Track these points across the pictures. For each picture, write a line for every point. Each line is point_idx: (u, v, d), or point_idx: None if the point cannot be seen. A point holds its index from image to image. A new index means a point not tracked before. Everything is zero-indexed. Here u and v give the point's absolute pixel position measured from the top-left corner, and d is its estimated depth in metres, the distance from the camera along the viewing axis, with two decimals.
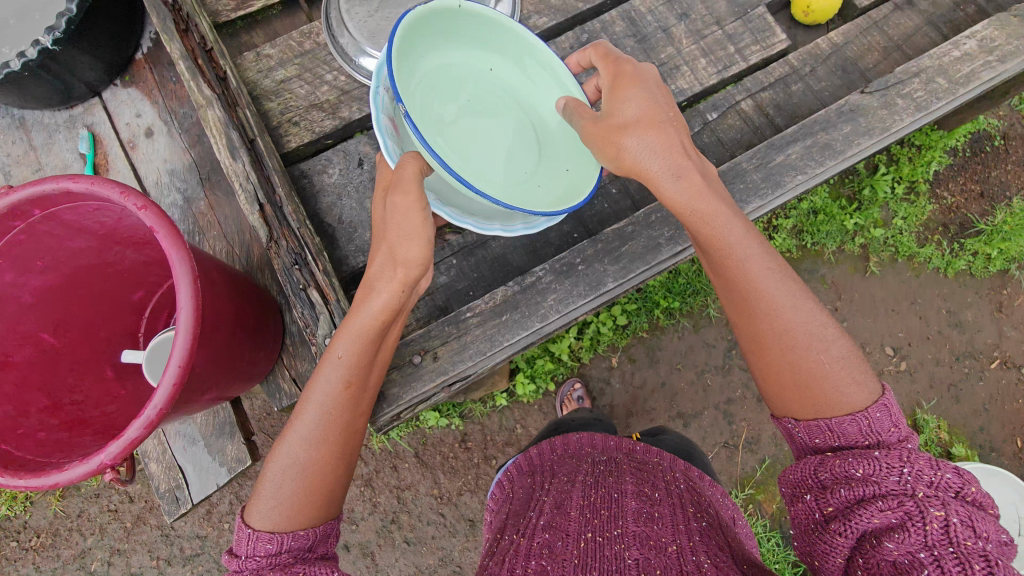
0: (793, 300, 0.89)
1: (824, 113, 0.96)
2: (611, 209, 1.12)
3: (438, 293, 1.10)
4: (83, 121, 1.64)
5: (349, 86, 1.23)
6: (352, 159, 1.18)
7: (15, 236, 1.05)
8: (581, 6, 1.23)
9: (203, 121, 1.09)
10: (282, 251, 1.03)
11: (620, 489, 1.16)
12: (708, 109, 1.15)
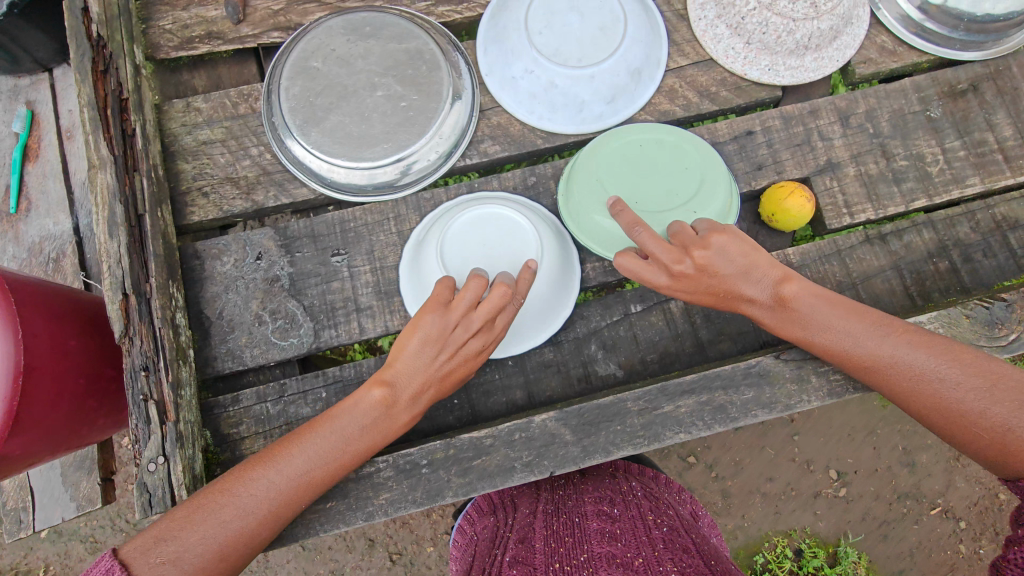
0: (933, 369, 0.81)
1: (728, 369, 0.88)
2: (500, 381, 1.03)
3: (296, 425, 1.03)
4: (26, 95, 1.54)
5: (273, 166, 1.14)
6: (250, 251, 1.09)
7: None
8: (539, 142, 1.15)
9: (91, 183, 0.98)
10: (132, 352, 0.94)
11: (581, 512, 1.12)
12: (633, 299, 1.06)
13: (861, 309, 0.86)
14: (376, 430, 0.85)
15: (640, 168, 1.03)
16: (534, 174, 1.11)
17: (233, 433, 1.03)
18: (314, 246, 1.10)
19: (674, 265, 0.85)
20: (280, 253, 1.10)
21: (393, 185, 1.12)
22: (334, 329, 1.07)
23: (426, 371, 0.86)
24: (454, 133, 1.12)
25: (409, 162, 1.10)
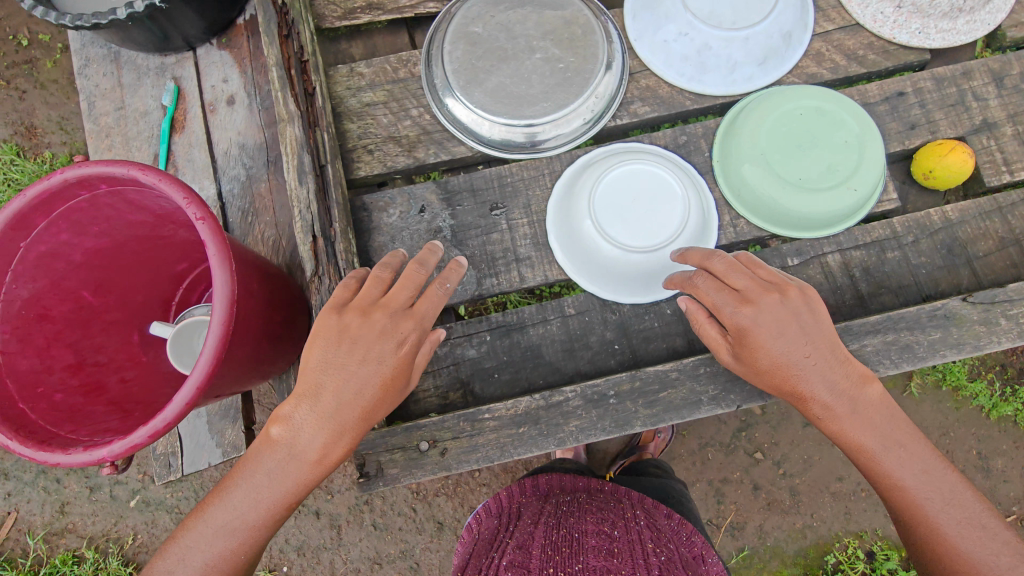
0: (930, 484, 0.89)
1: (917, 311, 0.96)
2: (660, 328, 1.07)
3: (463, 365, 1.08)
4: (173, 73, 1.66)
5: (432, 127, 1.20)
6: (414, 205, 1.16)
7: (79, 203, 1.08)
8: (688, 104, 1.18)
9: (280, 135, 1.08)
10: (322, 289, 1.02)
11: (583, 529, 1.18)
12: (790, 253, 1.09)
13: (898, 418, 0.91)
14: (293, 476, 0.87)
15: (798, 140, 1.06)
16: (687, 133, 1.15)
17: None
18: (474, 200, 1.16)
19: (746, 302, 0.88)
20: (440, 206, 1.15)
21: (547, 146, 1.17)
22: (495, 277, 1.12)
23: (337, 409, 0.86)
24: (607, 96, 1.17)
25: (566, 121, 1.14)
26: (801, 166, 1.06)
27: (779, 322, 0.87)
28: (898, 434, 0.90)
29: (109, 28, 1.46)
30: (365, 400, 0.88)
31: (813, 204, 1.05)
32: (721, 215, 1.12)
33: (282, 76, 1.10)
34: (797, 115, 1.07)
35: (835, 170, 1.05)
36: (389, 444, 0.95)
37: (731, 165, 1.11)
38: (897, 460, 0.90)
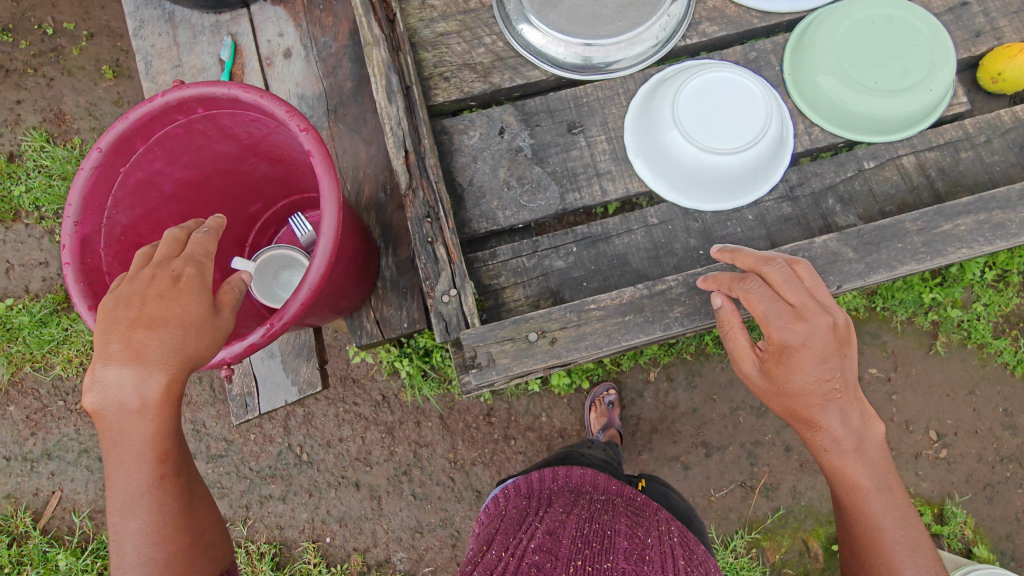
0: (884, 508, 1.35)
1: (926, 211, 1.41)
2: (742, 232, 1.48)
3: (553, 276, 1.47)
4: (228, 30, 1.68)
5: (504, 52, 1.49)
6: (495, 126, 1.46)
7: (173, 130, 1.21)
8: (757, 22, 1.57)
9: (368, 55, 1.25)
10: (416, 201, 1.24)
11: (613, 529, 1.48)
12: (867, 158, 1.54)
13: (870, 464, 1.34)
14: (136, 421, 1.13)
15: (873, 47, 1.47)
16: (757, 49, 1.58)
17: (495, 282, 1.47)
18: (552, 120, 1.48)
19: (799, 320, 1.20)
20: (517, 126, 1.47)
21: (613, 69, 1.50)
22: (577, 192, 1.46)
23: (142, 358, 1.09)
24: (675, 20, 1.50)
25: (637, 41, 1.46)
26: (877, 69, 1.47)
27: (822, 349, 1.20)
28: (871, 471, 1.34)
29: None
30: (158, 348, 1.11)
31: (894, 101, 1.47)
32: (780, 156, 1.50)
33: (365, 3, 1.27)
34: (836, 56, 1.47)
35: (901, 71, 1.46)
36: (501, 336, 1.31)
37: (819, 70, 1.50)
38: (869, 478, 1.34)
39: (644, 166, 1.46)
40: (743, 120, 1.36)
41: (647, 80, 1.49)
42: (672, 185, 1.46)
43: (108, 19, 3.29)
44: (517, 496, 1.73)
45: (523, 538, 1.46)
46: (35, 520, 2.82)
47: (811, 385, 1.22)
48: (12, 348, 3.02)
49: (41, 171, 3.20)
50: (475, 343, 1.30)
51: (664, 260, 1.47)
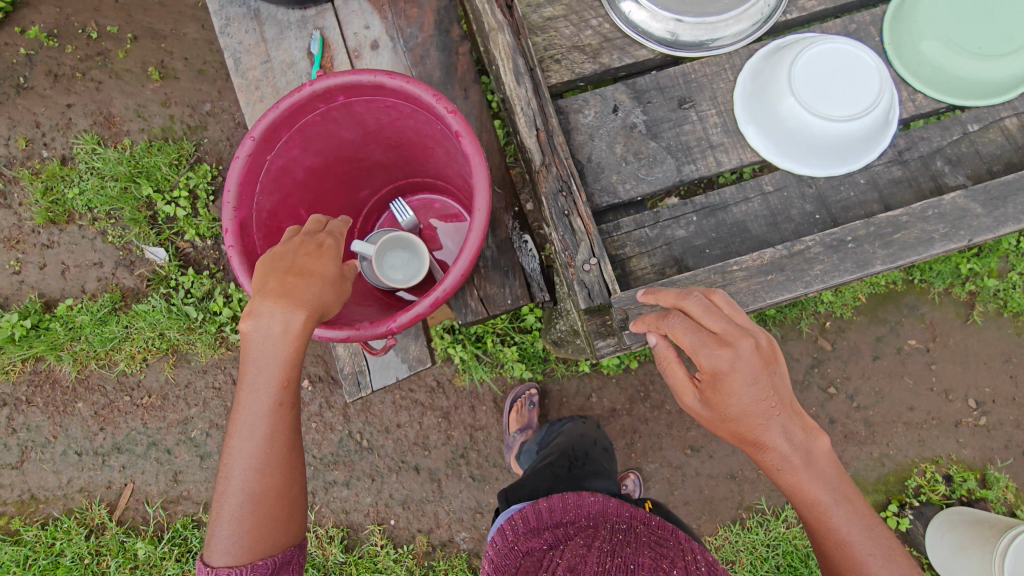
0: (850, 523, 1.34)
1: None
2: (856, 198, 1.71)
3: (676, 245, 1.71)
4: (315, 23, 1.74)
5: (611, 34, 1.70)
6: (609, 104, 1.68)
7: (310, 120, 1.27)
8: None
9: (495, 41, 1.49)
10: (550, 176, 1.51)
11: (637, 562, 1.45)
12: (971, 122, 1.75)
13: (829, 481, 1.36)
14: (277, 350, 1.16)
15: (979, 15, 1.63)
16: (856, 23, 1.79)
17: (620, 252, 1.71)
18: (662, 96, 1.70)
19: (725, 345, 1.28)
20: (631, 104, 1.69)
21: (712, 46, 1.70)
22: (694, 163, 1.69)
23: (294, 296, 1.16)
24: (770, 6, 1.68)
25: (728, 24, 1.65)
26: (979, 33, 1.64)
27: (758, 369, 1.29)
28: (831, 488, 1.35)
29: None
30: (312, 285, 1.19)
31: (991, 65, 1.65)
32: (889, 122, 1.66)
33: None
34: (941, 23, 1.67)
35: (1002, 37, 1.62)
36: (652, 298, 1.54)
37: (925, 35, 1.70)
38: (829, 495, 1.35)
39: (755, 131, 1.68)
40: (846, 103, 1.52)
41: (750, 57, 1.70)
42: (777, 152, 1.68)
43: (150, 21, 3.34)
44: (534, 533, 1.72)
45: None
46: (110, 512, 2.92)
47: (749, 406, 1.29)
48: (76, 346, 3.11)
49: (93, 172, 3.29)
50: (628, 306, 1.54)
51: (782, 224, 1.70)
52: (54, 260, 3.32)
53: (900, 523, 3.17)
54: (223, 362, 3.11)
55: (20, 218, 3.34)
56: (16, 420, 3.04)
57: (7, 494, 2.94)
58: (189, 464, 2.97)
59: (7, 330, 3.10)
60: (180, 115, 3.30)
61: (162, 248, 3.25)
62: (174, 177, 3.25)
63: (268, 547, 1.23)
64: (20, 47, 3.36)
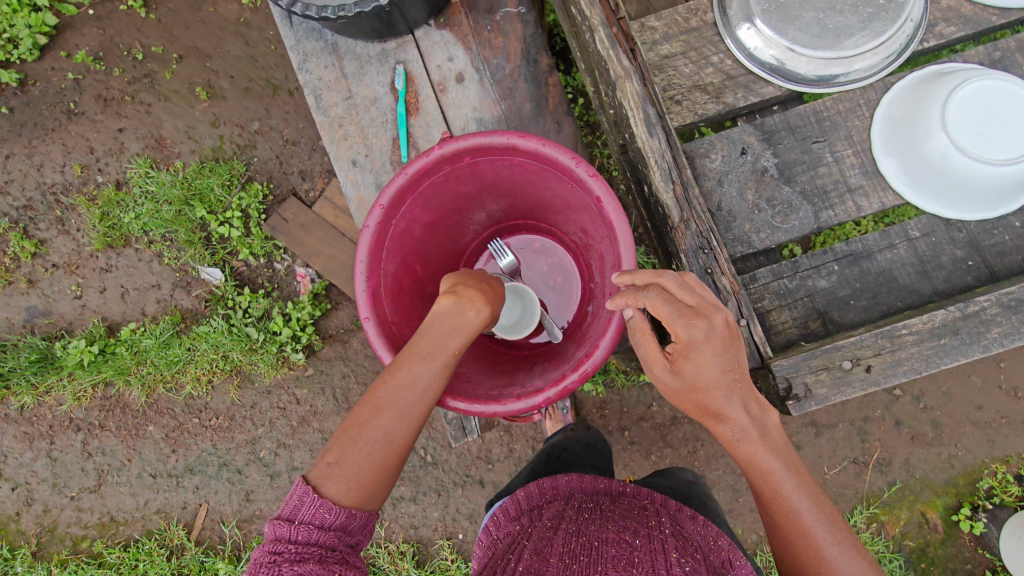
0: (806, 497, 1.29)
1: None
2: (1011, 241, 1.66)
3: (820, 296, 1.69)
4: (395, 57, 1.70)
5: (733, 70, 1.72)
6: (737, 147, 1.70)
7: (434, 180, 1.30)
8: (994, 20, 1.71)
9: (623, 89, 1.41)
10: (690, 234, 1.43)
11: (600, 538, 1.42)
12: None
13: (786, 455, 1.31)
14: (460, 333, 1.26)
15: None
16: (1001, 48, 1.71)
17: (761, 304, 1.69)
18: (793, 137, 1.72)
19: (699, 317, 1.15)
20: (760, 146, 1.71)
21: (838, 82, 1.69)
22: (832, 209, 1.70)
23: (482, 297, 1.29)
24: (894, 51, 1.64)
25: (853, 61, 1.61)
26: None
27: (730, 344, 1.19)
28: (788, 462, 1.30)
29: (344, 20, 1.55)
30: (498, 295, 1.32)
31: None
32: None
33: (608, 35, 1.42)
34: None
35: None
36: (815, 365, 1.50)
37: None
38: (785, 469, 1.29)
39: (892, 163, 1.66)
40: (1003, 148, 1.49)
41: (887, 90, 1.70)
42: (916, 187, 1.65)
43: (194, 39, 3.28)
44: (512, 518, 1.71)
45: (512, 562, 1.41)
46: (188, 532, 3.10)
47: (715, 383, 1.19)
48: (143, 371, 3.16)
49: (147, 197, 3.26)
50: (792, 373, 1.50)
51: (932, 272, 1.67)
52: (112, 284, 3.28)
53: (975, 527, 3.10)
54: (286, 382, 3.14)
55: (78, 244, 3.31)
56: (92, 444, 3.21)
57: (88, 516, 3.17)
58: (259, 483, 3.09)
59: (77, 357, 3.16)
60: (229, 135, 3.25)
61: (217, 268, 3.21)
62: (227, 198, 3.20)
63: (364, 499, 1.23)
64: (67, 71, 3.32)
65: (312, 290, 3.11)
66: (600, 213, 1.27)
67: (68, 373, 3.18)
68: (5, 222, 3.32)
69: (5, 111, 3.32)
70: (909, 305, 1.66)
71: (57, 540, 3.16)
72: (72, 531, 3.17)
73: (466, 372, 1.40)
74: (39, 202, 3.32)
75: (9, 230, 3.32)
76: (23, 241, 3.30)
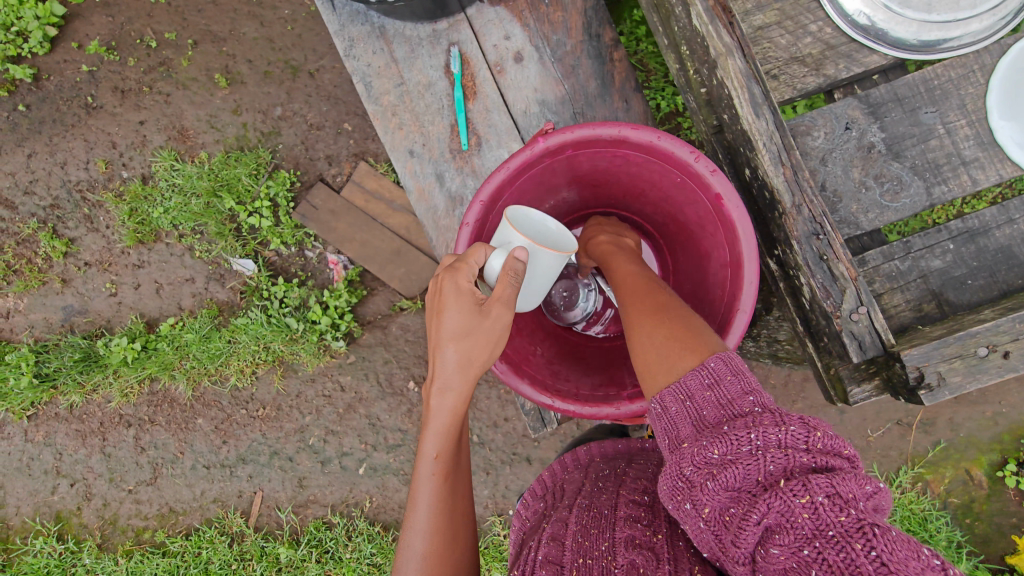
0: (626, 273, 1.32)
1: None
2: None
3: (933, 276, 1.65)
4: (448, 38, 1.73)
5: (834, 39, 1.67)
6: (841, 122, 1.68)
7: (533, 174, 1.34)
8: None
9: (724, 68, 1.41)
10: (802, 220, 1.42)
11: (611, 504, 1.25)
12: None
13: (621, 249, 1.41)
14: (445, 400, 1.18)
15: None
16: None
17: (873, 288, 1.67)
18: (901, 108, 1.67)
19: None
20: (866, 121, 1.68)
21: (942, 48, 1.62)
22: (944, 183, 1.67)
23: (440, 354, 1.17)
24: (1011, 13, 1.58)
25: (961, 24, 1.59)
26: None
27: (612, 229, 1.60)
28: (618, 252, 1.41)
29: (402, 7, 1.57)
30: (466, 340, 1.16)
31: None
32: None
33: (706, 9, 1.41)
34: None
35: None
36: (949, 353, 1.41)
37: None
38: (613, 259, 1.39)
39: (1004, 122, 1.63)
40: None
41: (1004, 53, 1.62)
42: None
43: (207, 23, 3.16)
44: (536, 500, 1.60)
45: (529, 548, 1.25)
46: (245, 519, 3.18)
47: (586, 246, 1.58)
48: (186, 365, 3.16)
49: (175, 190, 3.18)
50: (924, 363, 1.41)
51: None
52: (146, 279, 3.25)
53: (1021, 483, 2.95)
54: (329, 370, 3.14)
55: (109, 241, 3.26)
56: (144, 438, 3.27)
57: (148, 508, 3.25)
58: (312, 469, 3.14)
59: (119, 354, 3.17)
60: (252, 122, 3.16)
61: (249, 259, 3.15)
62: (255, 187, 3.10)
63: None
64: (81, 63, 3.21)
65: (347, 277, 3.07)
66: (714, 206, 1.27)
67: (113, 371, 3.21)
68: (33, 223, 3.27)
69: (22, 109, 3.24)
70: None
71: (119, 532, 3.26)
72: (132, 523, 3.26)
73: (568, 376, 1.45)
74: (65, 201, 3.27)
75: (39, 230, 3.27)
76: (53, 241, 3.25)
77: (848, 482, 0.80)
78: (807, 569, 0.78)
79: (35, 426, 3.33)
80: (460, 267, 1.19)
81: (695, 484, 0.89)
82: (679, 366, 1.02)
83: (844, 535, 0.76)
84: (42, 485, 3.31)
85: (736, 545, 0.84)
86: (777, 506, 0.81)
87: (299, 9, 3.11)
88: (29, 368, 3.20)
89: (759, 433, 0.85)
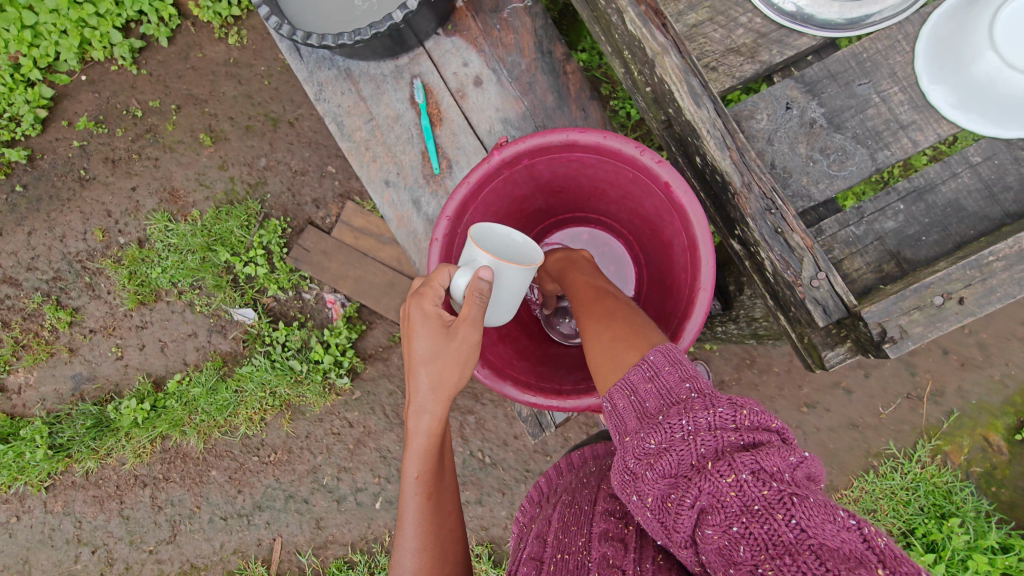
0: (582, 285, 1.37)
1: None
2: None
3: (890, 236, 1.69)
4: (410, 72, 1.82)
5: (764, 28, 1.75)
6: (781, 103, 1.75)
7: (494, 186, 1.40)
8: None
9: (662, 66, 1.48)
10: (756, 198, 1.47)
11: (591, 500, 1.26)
12: None
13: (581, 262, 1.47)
14: (423, 423, 1.23)
15: None
16: None
17: (836, 256, 1.71)
18: (837, 83, 1.73)
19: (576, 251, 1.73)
20: (804, 99, 1.74)
21: (867, 22, 1.71)
22: (887, 148, 1.72)
23: (415, 379, 1.23)
24: None
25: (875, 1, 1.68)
26: None
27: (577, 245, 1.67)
28: (577, 265, 1.46)
29: (363, 48, 1.66)
30: (437, 363, 1.21)
31: None
32: None
33: (637, 13, 1.49)
34: None
35: None
36: (906, 306, 1.44)
37: None
38: (573, 270, 1.45)
39: (932, 88, 1.68)
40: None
41: (925, 21, 1.69)
42: (963, 109, 1.66)
43: (187, 87, 3.29)
44: (531, 505, 1.62)
45: (517, 555, 1.27)
46: (268, 568, 3.17)
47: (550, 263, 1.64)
48: (196, 419, 3.20)
49: (171, 249, 3.27)
50: (883, 318, 1.43)
51: (1001, 195, 1.67)
52: (150, 339, 3.31)
53: None
54: (335, 408, 3.17)
55: (111, 306, 3.34)
56: (160, 497, 3.28)
57: (170, 566, 3.25)
58: (328, 509, 3.14)
59: (130, 416, 3.21)
60: (239, 175, 3.26)
61: (249, 308, 3.21)
62: (247, 237, 3.19)
63: None
64: (72, 139, 3.35)
65: (345, 314, 3.13)
66: (668, 195, 1.32)
67: (125, 433, 3.24)
68: (37, 297, 3.35)
69: (19, 189, 3.36)
70: (981, 231, 1.66)
71: None
72: None
73: (550, 376, 1.49)
74: (67, 272, 3.36)
75: (43, 304, 3.35)
76: (58, 312, 3.34)
77: (771, 456, 0.82)
78: (737, 545, 0.79)
79: (54, 497, 3.34)
80: (425, 293, 1.24)
81: (638, 475, 0.91)
82: (625, 362, 1.06)
83: (768, 507, 0.78)
84: (65, 555, 3.32)
85: (677, 529, 0.86)
86: (707, 488, 0.83)
87: (273, 64, 3.24)
88: (43, 441, 3.23)
89: (690, 419, 0.87)
